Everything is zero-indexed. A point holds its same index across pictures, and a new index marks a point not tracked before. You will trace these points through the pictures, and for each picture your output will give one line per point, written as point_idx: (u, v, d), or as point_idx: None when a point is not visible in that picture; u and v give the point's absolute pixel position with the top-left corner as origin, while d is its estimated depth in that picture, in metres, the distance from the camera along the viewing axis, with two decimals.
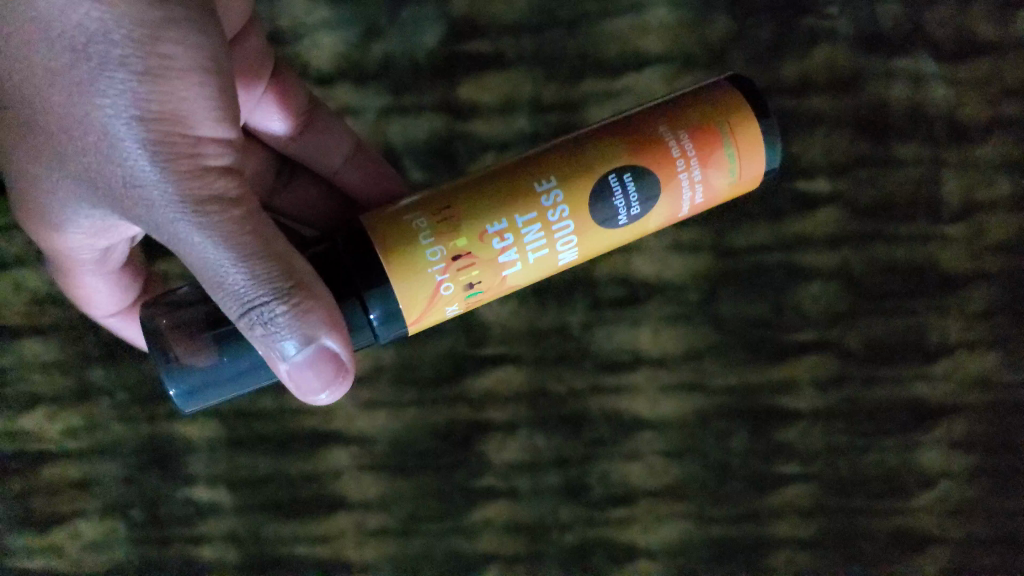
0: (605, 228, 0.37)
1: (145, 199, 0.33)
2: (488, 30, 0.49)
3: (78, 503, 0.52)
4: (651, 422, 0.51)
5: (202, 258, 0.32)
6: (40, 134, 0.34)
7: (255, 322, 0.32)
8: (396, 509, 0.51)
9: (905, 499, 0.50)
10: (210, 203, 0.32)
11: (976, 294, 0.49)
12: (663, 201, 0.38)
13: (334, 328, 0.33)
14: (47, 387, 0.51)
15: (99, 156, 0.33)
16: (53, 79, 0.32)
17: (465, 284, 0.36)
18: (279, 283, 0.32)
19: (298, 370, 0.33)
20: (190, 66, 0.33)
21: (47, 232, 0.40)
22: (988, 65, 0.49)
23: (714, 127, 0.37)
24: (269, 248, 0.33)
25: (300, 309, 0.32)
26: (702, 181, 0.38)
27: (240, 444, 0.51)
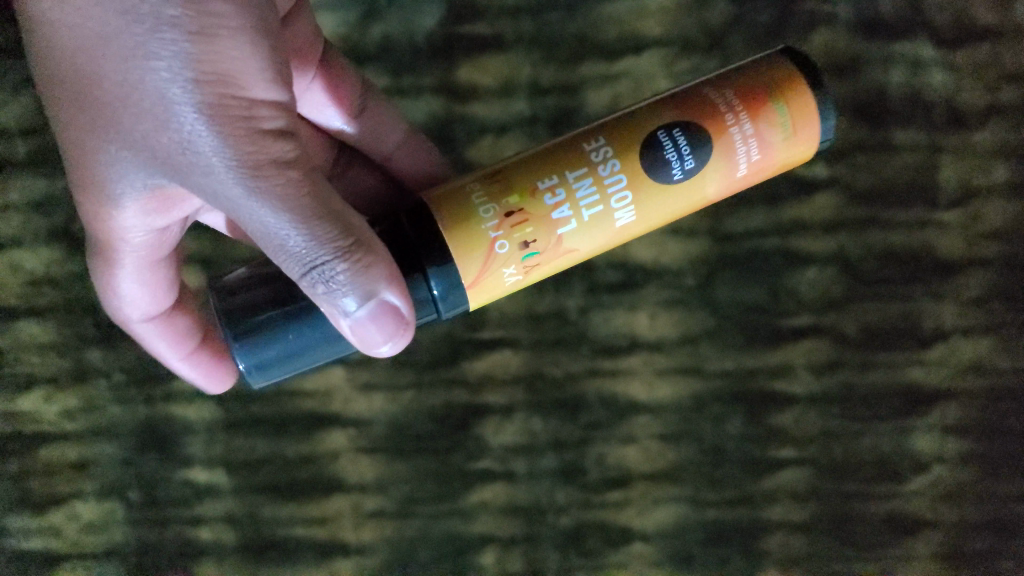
0: (660, 184, 0.36)
1: (203, 165, 0.32)
2: (487, 12, 0.49)
3: (76, 484, 0.52)
4: (648, 406, 0.51)
5: (264, 221, 0.31)
6: (96, 106, 0.34)
7: (316, 281, 0.32)
8: (393, 492, 0.51)
9: (898, 484, 0.51)
10: (269, 163, 0.32)
11: (971, 281, 0.49)
12: (718, 157, 0.36)
13: (394, 285, 0.32)
14: (43, 369, 0.51)
15: (156, 122, 0.32)
16: (107, 48, 0.32)
17: (523, 242, 0.35)
18: (340, 240, 0.32)
19: (362, 327, 0.33)
20: (242, 25, 0.33)
21: (100, 210, 0.38)
22: (987, 51, 0.48)
23: (764, 81, 0.36)
24: (329, 207, 0.32)
25: (361, 265, 0.32)
26: (756, 136, 0.36)
27: (238, 427, 0.51)
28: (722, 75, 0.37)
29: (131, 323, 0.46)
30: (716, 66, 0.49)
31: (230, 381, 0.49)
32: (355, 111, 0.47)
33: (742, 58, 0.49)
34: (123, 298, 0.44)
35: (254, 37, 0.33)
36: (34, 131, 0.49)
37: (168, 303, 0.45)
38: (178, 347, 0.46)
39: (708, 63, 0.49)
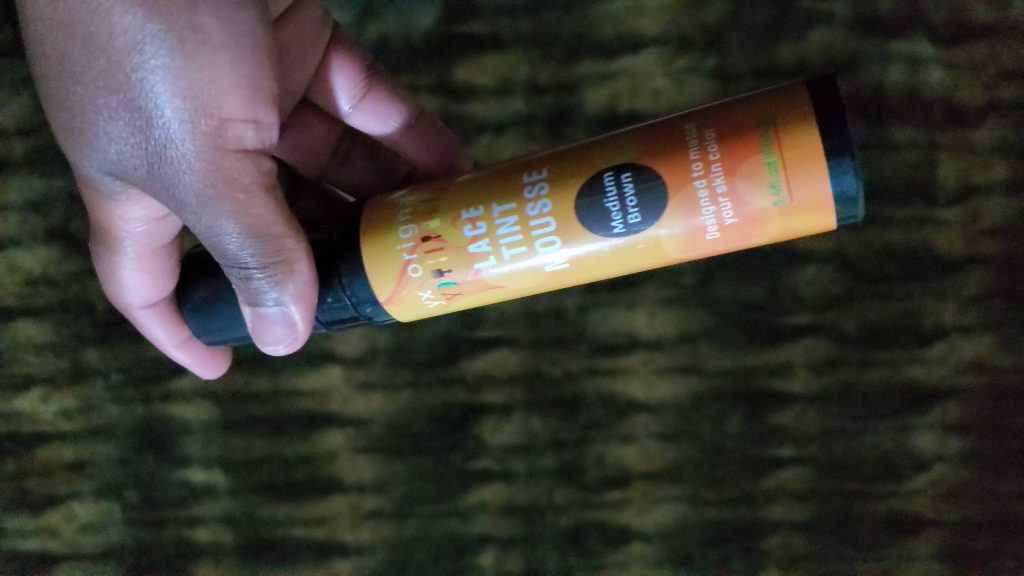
0: (595, 234, 0.35)
1: (168, 171, 0.33)
2: (483, 11, 0.49)
3: (73, 485, 0.52)
4: (647, 405, 0.51)
5: (211, 228, 0.34)
6: (73, 95, 0.34)
7: (239, 277, 0.35)
8: (391, 491, 0.51)
9: (899, 483, 0.51)
10: (228, 177, 0.33)
11: (971, 278, 0.49)
12: (674, 211, 0.34)
13: (308, 299, 0.36)
14: (40, 369, 0.51)
15: (130, 126, 0.33)
16: (90, 43, 0.32)
17: (435, 270, 0.37)
18: (271, 255, 0.34)
19: (270, 327, 0.37)
20: (227, 42, 0.33)
21: (102, 199, 0.39)
22: (984, 49, 0.48)
23: (750, 132, 0.32)
24: (274, 224, 0.34)
25: (282, 280, 0.35)
26: (728, 195, 0.33)
27: (236, 426, 0.51)
28: (717, 112, 0.34)
29: (129, 310, 0.46)
30: (714, 64, 0.49)
31: (226, 366, 0.49)
32: (361, 95, 0.47)
33: (740, 56, 0.48)
34: (119, 284, 0.44)
35: (239, 54, 0.34)
36: (31, 131, 0.49)
37: (162, 291, 0.45)
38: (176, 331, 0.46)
39: (705, 61, 0.49)
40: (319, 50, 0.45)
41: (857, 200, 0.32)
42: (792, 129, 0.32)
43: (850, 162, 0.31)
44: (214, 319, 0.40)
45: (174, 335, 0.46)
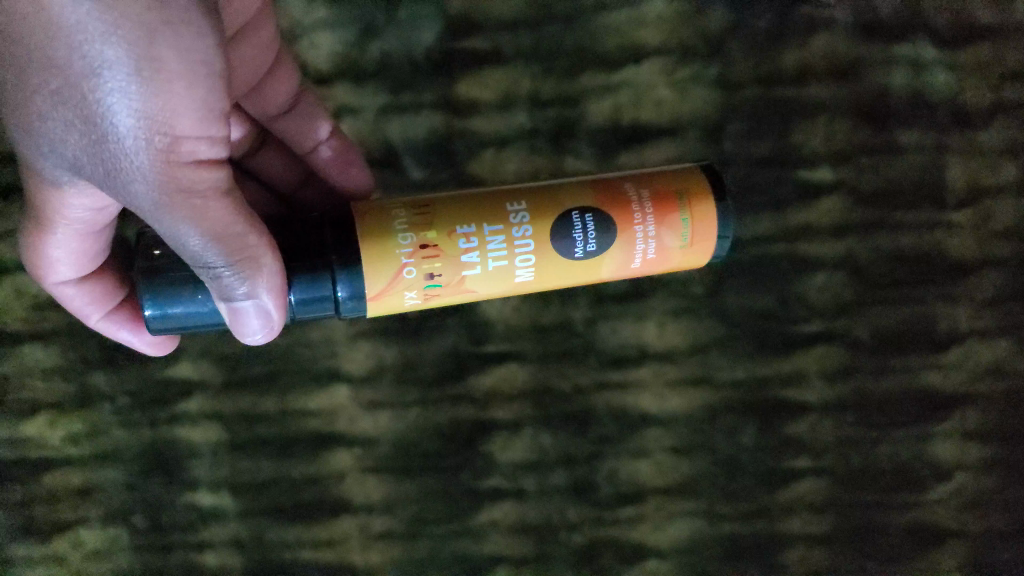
0: (560, 258, 0.39)
1: (121, 184, 0.32)
2: (485, 27, 0.48)
3: (80, 510, 0.51)
4: (659, 418, 0.50)
5: (170, 233, 0.32)
6: (17, 103, 0.32)
7: (204, 273, 0.34)
8: (400, 512, 0.50)
9: (920, 492, 0.50)
10: (186, 188, 0.32)
11: (984, 282, 0.49)
12: (619, 247, 0.39)
13: (275, 290, 0.35)
14: (48, 394, 0.51)
15: (87, 141, 0.31)
16: (33, 55, 0.30)
17: (426, 274, 0.37)
18: (237, 252, 0.33)
19: (240, 319, 0.35)
20: (183, 67, 0.31)
21: (46, 185, 0.37)
22: (989, 50, 0.48)
23: (672, 193, 0.40)
24: (238, 226, 0.33)
25: (251, 274, 0.34)
26: (656, 238, 0.40)
27: (242, 449, 0.51)
28: (640, 176, 0.41)
29: (47, 281, 0.44)
30: (716, 74, 0.48)
31: (165, 351, 0.48)
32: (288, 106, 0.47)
33: (742, 65, 0.48)
34: (42, 258, 0.43)
35: (195, 76, 0.31)
36: None
37: (87, 270, 0.44)
38: (99, 303, 0.45)
39: (707, 70, 0.49)
40: (268, 58, 0.46)
41: (728, 246, 0.42)
42: (698, 195, 0.40)
43: (730, 220, 0.41)
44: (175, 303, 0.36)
45: (91, 310, 0.46)
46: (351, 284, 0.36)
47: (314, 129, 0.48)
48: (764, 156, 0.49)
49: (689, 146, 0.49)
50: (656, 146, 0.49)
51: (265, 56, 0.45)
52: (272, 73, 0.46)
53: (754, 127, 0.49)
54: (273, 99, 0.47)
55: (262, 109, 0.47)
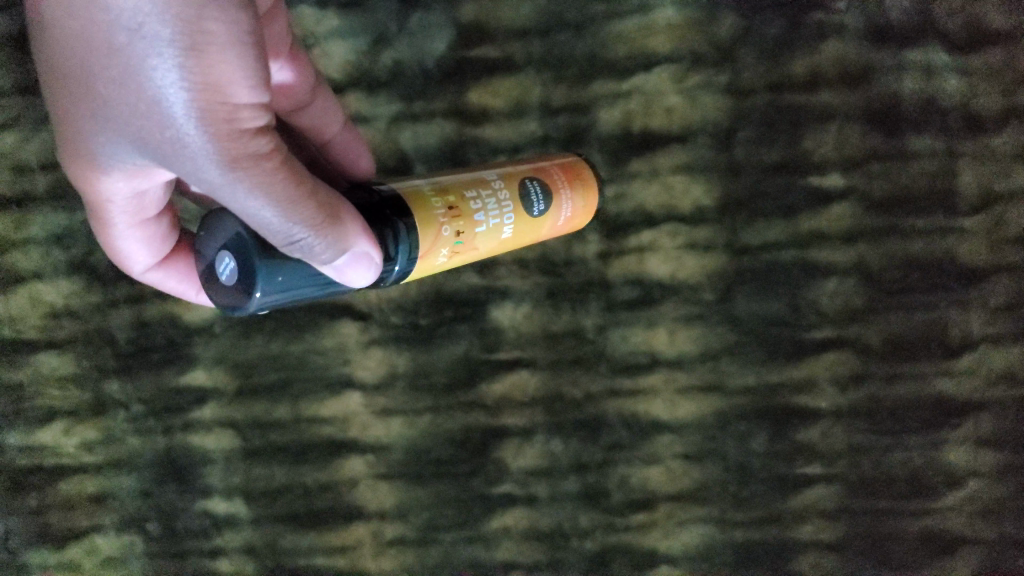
0: (522, 220, 0.41)
1: (188, 166, 0.29)
2: (495, 36, 0.48)
3: (95, 517, 0.52)
4: (671, 425, 0.50)
5: (241, 210, 0.29)
6: (84, 93, 0.31)
7: (291, 245, 0.30)
8: (412, 518, 0.51)
9: (933, 500, 0.50)
10: (252, 154, 0.28)
11: (997, 287, 0.48)
12: (553, 209, 0.43)
13: (364, 236, 0.32)
14: (63, 402, 0.51)
15: (150, 125, 0.29)
16: (93, 43, 0.29)
17: (457, 232, 0.37)
18: (317, 211, 0.30)
19: (338, 272, 0.32)
20: (232, 39, 0.28)
21: (88, 172, 0.35)
22: (1002, 55, 0.47)
23: (577, 169, 0.45)
24: (310, 187, 0.30)
25: (336, 234, 0.31)
26: (570, 201, 0.44)
27: (256, 456, 0.51)
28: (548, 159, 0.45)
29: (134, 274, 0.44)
30: (727, 80, 0.48)
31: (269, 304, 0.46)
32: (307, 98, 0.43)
33: (753, 72, 0.48)
34: (121, 252, 0.42)
35: (243, 43, 0.29)
36: (52, 166, 0.49)
37: (167, 253, 0.43)
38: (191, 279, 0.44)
39: (717, 77, 0.48)
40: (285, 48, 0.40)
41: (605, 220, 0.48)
42: (580, 164, 0.46)
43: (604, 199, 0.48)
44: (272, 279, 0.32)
45: (187, 287, 0.45)
46: (403, 253, 0.35)
47: (331, 120, 0.44)
48: (774, 163, 0.49)
49: (699, 153, 0.49)
50: (666, 153, 0.49)
51: (279, 51, 0.40)
52: (284, 66, 0.41)
53: (766, 134, 0.48)
54: (290, 93, 0.42)
55: (278, 102, 0.42)
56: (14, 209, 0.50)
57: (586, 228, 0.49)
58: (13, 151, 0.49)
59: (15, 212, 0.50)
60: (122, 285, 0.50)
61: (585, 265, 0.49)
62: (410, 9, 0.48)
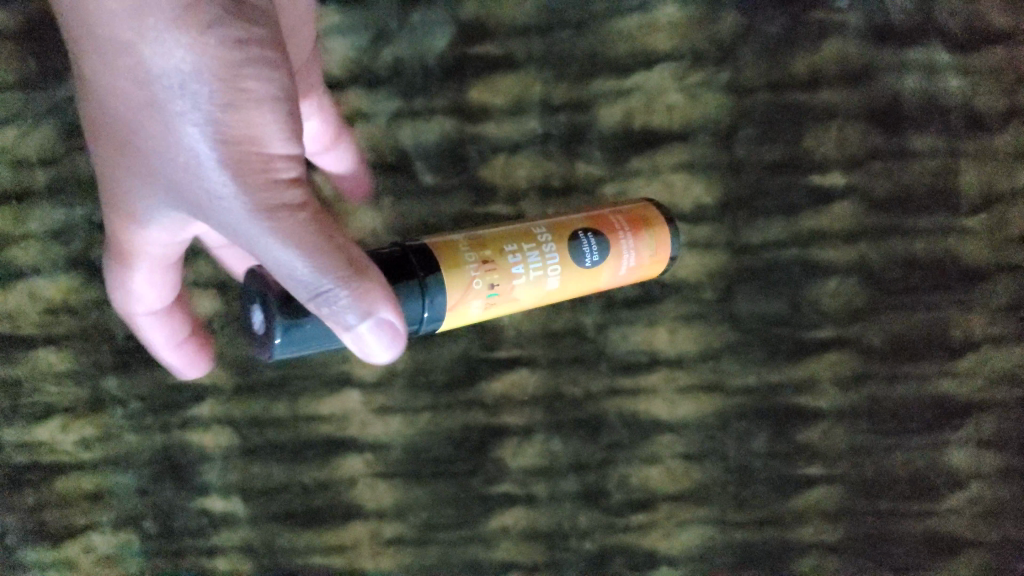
0: (572, 270, 0.41)
1: (224, 212, 0.33)
2: (495, 32, 0.48)
3: (92, 515, 0.52)
4: (671, 425, 0.50)
5: (271, 256, 0.33)
6: (132, 149, 0.35)
7: (320, 303, 0.33)
8: (411, 518, 0.51)
9: (935, 501, 0.50)
10: (289, 207, 0.33)
11: (1000, 287, 0.48)
12: (610, 259, 0.42)
13: (388, 301, 0.33)
14: (61, 399, 0.51)
15: (190, 178, 0.33)
16: (137, 102, 0.32)
17: (490, 285, 0.38)
18: (345, 266, 0.33)
19: (356, 342, 0.34)
20: (268, 97, 0.32)
21: (126, 221, 0.40)
22: (1004, 54, 0.47)
23: (640, 217, 0.44)
24: (331, 239, 0.33)
25: (361, 291, 0.33)
26: (630, 253, 0.43)
27: (253, 454, 0.51)
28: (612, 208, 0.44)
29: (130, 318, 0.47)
30: (727, 79, 0.48)
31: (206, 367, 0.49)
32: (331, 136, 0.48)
33: (754, 70, 0.48)
34: (127, 295, 0.45)
35: (280, 102, 0.33)
36: (53, 161, 0.49)
37: (170, 303, 0.47)
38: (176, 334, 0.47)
39: (718, 76, 0.48)
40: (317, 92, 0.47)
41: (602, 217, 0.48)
42: (648, 210, 0.45)
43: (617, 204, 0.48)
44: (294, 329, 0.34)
45: (169, 344, 0.47)
46: (433, 306, 0.36)
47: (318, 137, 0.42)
48: (775, 161, 0.48)
49: (700, 151, 0.49)
50: (667, 151, 0.49)
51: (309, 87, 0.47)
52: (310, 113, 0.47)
53: (767, 133, 0.48)
54: (337, 176, 0.49)
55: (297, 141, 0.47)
56: (14, 204, 0.49)
57: None
58: (13, 146, 0.49)
59: (14, 207, 0.49)
60: None
61: None
62: (409, 6, 0.48)
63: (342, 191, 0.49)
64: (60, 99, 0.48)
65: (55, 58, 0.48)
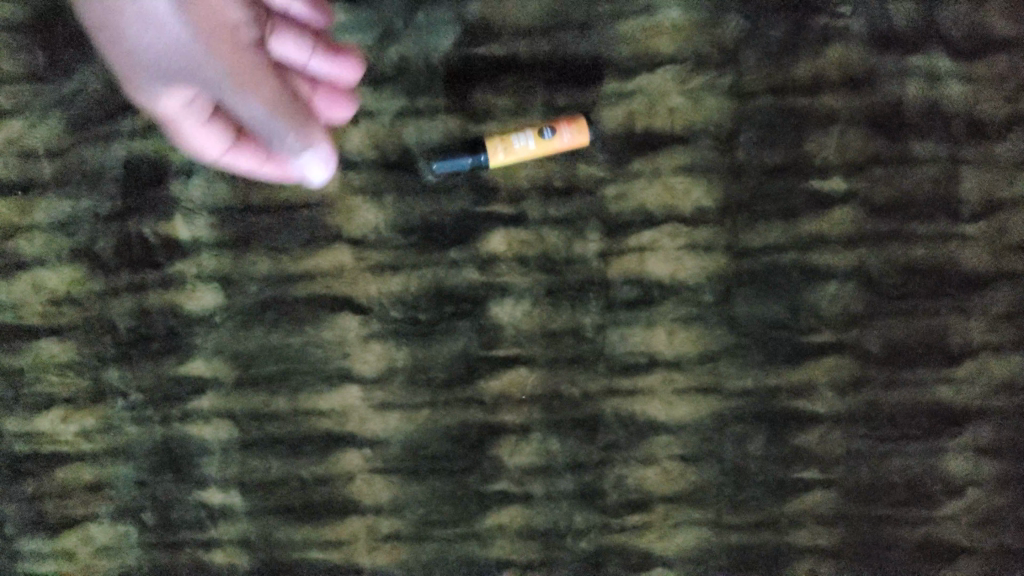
0: (538, 139, 0.47)
1: (200, 82, 0.44)
2: (501, 33, 0.48)
3: (91, 506, 0.52)
4: (668, 426, 0.50)
5: (241, 110, 0.45)
6: (125, 79, 0.45)
7: (277, 139, 0.45)
8: (408, 514, 0.51)
9: (933, 508, 0.51)
10: (241, 48, 0.45)
11: (998, 295, 0.49)
12: (554, 136, 0.47)
13: (321, 144, 0.46)
14: (62, 389, 0.51)
15: (166, 59, 0.43)
16: (134, 50, 0.43)
17: (500, 146, 0.47)
18: (296, 122, 0.45)
19: (305, 175, 0.46)
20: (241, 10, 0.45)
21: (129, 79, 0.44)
22: (1005, 62, 0.48)
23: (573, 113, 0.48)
24: (290, 103, 0.45)
25: (304, 134, 0.45)
26: (562, 133, 0.47)
27: (252, 448, 0.51)
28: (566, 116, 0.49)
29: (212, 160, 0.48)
30: (730, 82, 0.48)
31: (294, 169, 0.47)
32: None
33: (756, 74, 0.48)
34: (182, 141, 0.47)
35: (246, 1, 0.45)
36: (59, 153, 0.50)
37: (236, 137, 0.47)
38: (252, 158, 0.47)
39: (721, 79, 0.48)
40: None
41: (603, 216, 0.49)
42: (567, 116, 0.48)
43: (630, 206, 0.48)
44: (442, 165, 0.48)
45: (251, 165, 0.47)
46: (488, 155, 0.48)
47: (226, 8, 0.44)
48: (776, 165, 0.49)
49: (702, 154, 0.49)
50: (669, 153, 0.49)
51: None
52: None
53: (768, 137, 0.48)
54: None
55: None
56: (20, 195, 0.50)
57: (587, 227, 0.49)
58: (21, 137, 0.49)
59: (21, 197, 0.50)
60: (125, 273, 0.50)
61: (585, 263, 0.49)
62: (416, 6, 0.48)
63: (348, 188, 0.49)
64: (67, 91, 0.49)
65: (63, 51, 0.49)
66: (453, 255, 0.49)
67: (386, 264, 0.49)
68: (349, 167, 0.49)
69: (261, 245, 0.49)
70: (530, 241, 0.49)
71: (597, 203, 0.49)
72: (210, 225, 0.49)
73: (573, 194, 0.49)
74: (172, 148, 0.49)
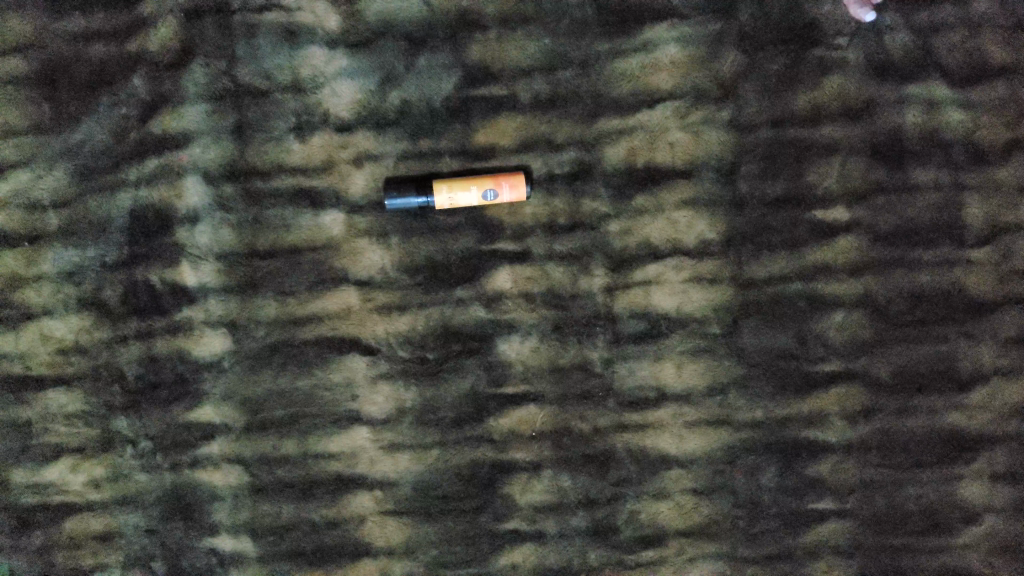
0: (479, 196, 0.48)
1: None
2: (501, 75, 0.49)
3: (101, 555, 0.52)
4: (680, 460, 0.50)
5: None
6: None
7: None
8: (420, 555, 0.51)
9: (951, 536, 0.50)
10: None
11: (1006, 320, 0.49)
12: (497, 193, 0.48)
13: None
14: (71, 438, 0.51)
15: None
16: None
17: (443, 194, 0.48)
18: None
19: None
20: None
21: None
22: (1002, 89, 0.49)
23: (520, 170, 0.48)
24: None
25: None
26: (506, 192, 0.48)
27: (262, 493, 0.50)
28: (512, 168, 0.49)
29: None
30: (730, 116, 0.49)
31: None
32: None
33: (754, 107, 0.49)
34: None
35: None
36: (66, 204, 0.50)
37: None
38: None
39: (721, 113, 0.49)
40: None
41: (599, 242, 0.49)
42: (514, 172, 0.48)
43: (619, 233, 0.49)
44: (405, 198, 0.48)
45: None
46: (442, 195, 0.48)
47: None
48: (779, 196, 0.49)
49: (703, 187, 0.49)
50: (672, 188, 0.49)
51: None
52: None
53: (768, 168, 0.49)
54: None
55: None
56: (26, 246, 0.50)
57: (592, 262, 0.49)
58: (28, 189, 0.50)
59: (28, 249, 0.50)
60: (132, 320, 0.50)
61: (591, 299, 0.49)
62: (417, 50, 0.49)
63: (354, 231, 0.49)
64: (72, 142, 0.50)
65: (68, 103, 0.50)
66: (459, 293, 0.49)
67: (393, 304, 0.49)
68: (354, 210, 0.49)
69: (268, 289, 0.49)
70: (535, 278, 0.49)
71: (601, 238, 0.49)
72: (216, 271, 0.49)
73: (577, 231, 0.49)
74: (178, 195, 0.49)
